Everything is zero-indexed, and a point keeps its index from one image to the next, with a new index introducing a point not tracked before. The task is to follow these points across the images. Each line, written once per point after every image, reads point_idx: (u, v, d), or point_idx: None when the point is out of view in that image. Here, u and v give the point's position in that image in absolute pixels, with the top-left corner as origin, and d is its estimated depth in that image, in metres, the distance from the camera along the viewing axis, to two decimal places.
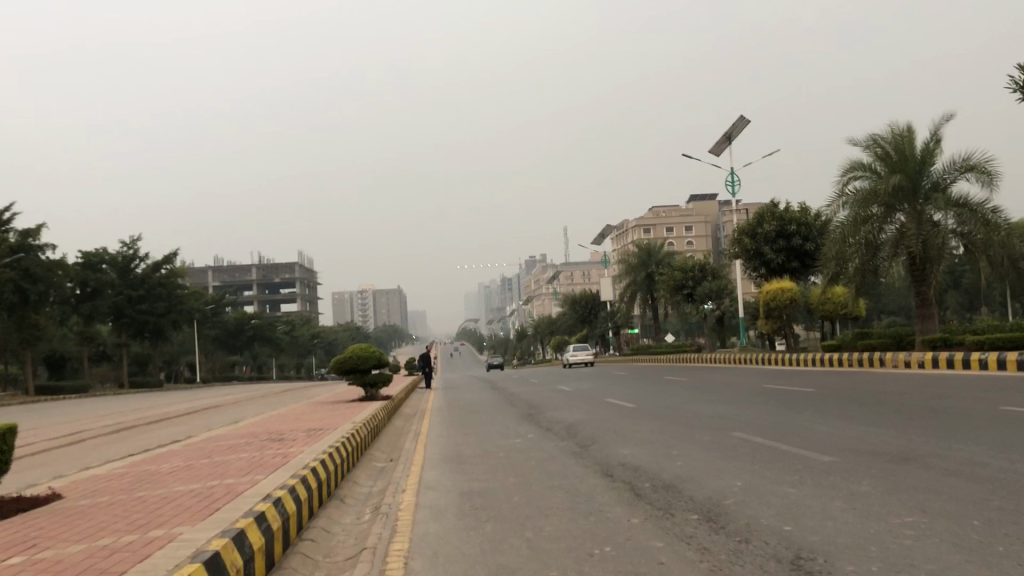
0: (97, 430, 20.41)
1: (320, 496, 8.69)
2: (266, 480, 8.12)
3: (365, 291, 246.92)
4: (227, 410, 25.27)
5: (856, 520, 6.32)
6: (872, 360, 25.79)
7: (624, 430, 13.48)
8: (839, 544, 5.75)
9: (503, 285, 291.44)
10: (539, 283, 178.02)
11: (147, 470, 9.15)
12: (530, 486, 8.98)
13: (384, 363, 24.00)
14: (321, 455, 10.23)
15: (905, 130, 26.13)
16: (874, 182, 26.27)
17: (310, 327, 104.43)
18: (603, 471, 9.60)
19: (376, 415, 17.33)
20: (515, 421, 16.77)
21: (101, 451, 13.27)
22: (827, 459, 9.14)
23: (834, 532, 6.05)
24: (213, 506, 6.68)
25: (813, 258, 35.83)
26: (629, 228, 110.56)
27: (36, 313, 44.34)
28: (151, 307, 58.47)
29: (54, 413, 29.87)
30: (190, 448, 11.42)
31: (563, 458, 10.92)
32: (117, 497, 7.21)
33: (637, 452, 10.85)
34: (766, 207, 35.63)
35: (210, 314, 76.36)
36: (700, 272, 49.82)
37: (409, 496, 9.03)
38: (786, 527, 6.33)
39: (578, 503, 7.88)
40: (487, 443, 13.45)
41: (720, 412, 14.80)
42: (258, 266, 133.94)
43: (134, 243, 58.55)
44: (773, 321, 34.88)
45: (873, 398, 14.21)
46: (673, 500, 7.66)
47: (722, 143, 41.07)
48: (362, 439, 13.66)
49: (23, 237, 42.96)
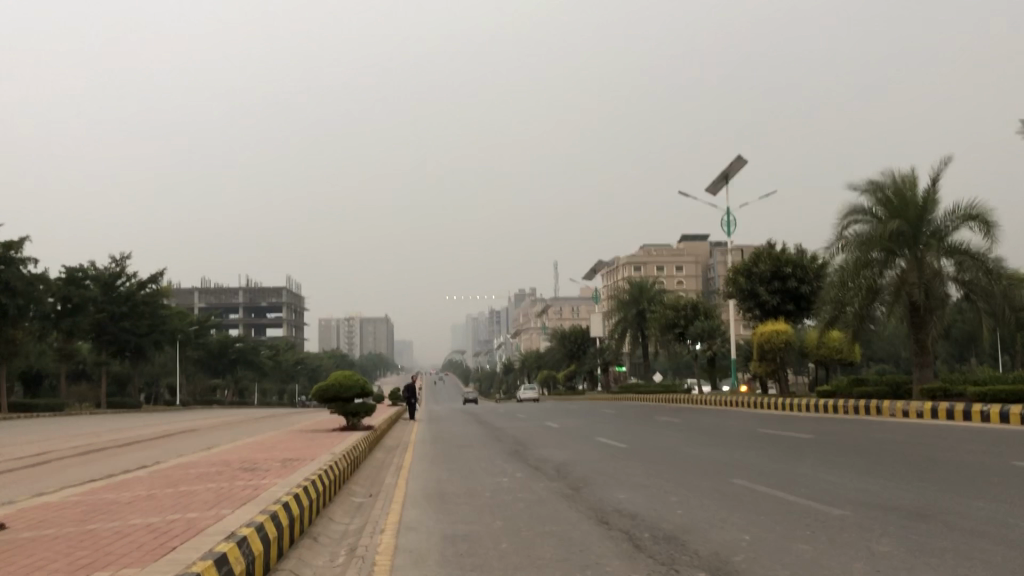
0: (64, 451, 19.49)
1: (291, 534, 8.02)
2: (233, 515, 7.42)
3: (353, 318, 245.57)
4: (202, 435, 24.41)
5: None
6: (868, 407, 25.17)
7: (616, 473, 12.85)
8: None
9: (491, 320, 291.28)
10: (528, 318, 177.36)
11: (103, 499, 8.40)
12: (520, 531, 8.36)
13: (368, 392, 23.24)
14: (296, 488, 9.53)
15: (906, 175, 25.80)
16: (874, 227, 25.85)
17: (294, 352, 103.21)
18: (598, 518, 8.95)
19: (357, 446, 16.61)
20: (503, 458, 16.11)
21: (63, 474, 12.53)
22: (840, 513, 8.53)
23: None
24: (168, 544, 5.98)
25: (808, 302, 35.34)
26: (619, 266, 110.36)
27: (14, 327, 43.31)
28: (134, 326, 57.41)
29: (25, 432, 28.86)
30: (157, 476, 10.71)
31: (553, 501, 10.29)
32: (66, 530, 6.51)
33: (634, 498, 10.20)
34: (763, 247, 35.26)
35: (194, 335, 75.22)
36: (692, 311, 49.34)
37: (388, 537, 8.37)
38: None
39: (574, 554, 7.23)
40: (473, 480, 12.79)
41: (715, 457, 14.18)
42: (246, 289, 133.09)
43: (121, 260, 57.56)
44: (767, 364, 34.26)
45: (876, 448, 13.66)
46: (677, 555, 7.00)
47: (717, 183, 40.78)
48: (341, 472, 12.95)
49: (6, 249, 41.98)
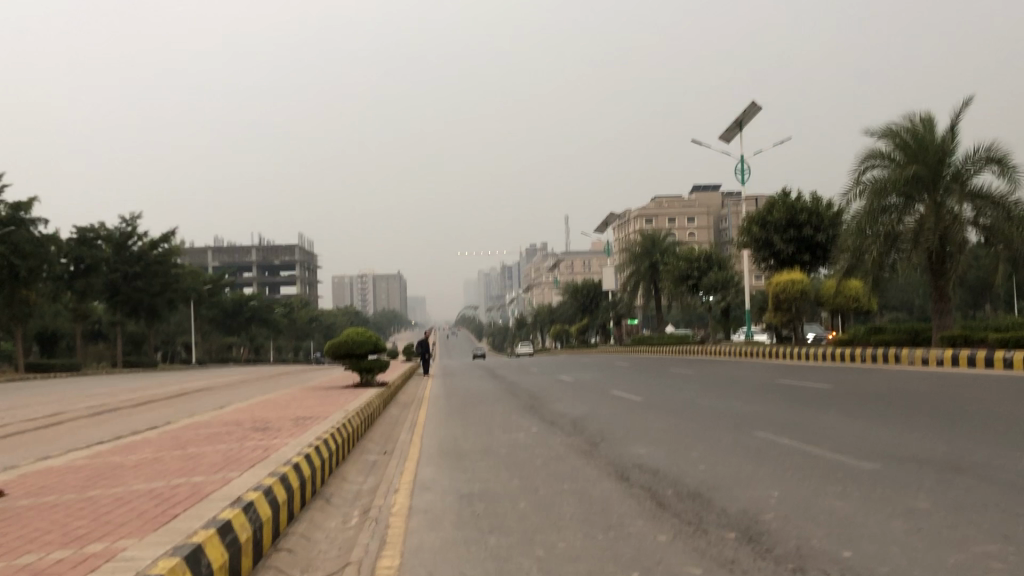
0: (77, 412, 19.35)
1: (302, 497, 7.74)
2: (240, 478, 7.13)
3: (365, 275, 245.45)
4: (216, 393, 24.31)
5: (939, 547, 5.39)
6: (887, 356, 24.73)
7: (635, 427, 12.54)
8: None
9: (504, 275, 290.80)
10: (540, 272, 176.80)
11: (107, 463, 8.14)
12: (537, 490, 8.07)
13: (381, 349, 23.00)
14: (308, 448, 9.23)
15: (925, 118, 25.03)
16: (893, 171, 25.16)
17: (308, 310, 103.33)
18: (618, 475, 8.64)
19: (370, 403, 16.35)
20: (517, 413, 15.86)
21: (73, 436, 12.34)
22: (869, 467, 8.19)
23: (909, 562, 5.12)
24: (169, 513, 5.68)
25: (824, 250, 34.75)
26: (631, 218, 109.55)
27: (26, 288, 43.19)
28: (147, 285, 57.39)
29: (40, 392, 28.85)
30: (165, 437, 10.46)
31: (571, 458, 9.97)
32: (66, 497, 6.24)
33: (654, 453, 9.89)
34: (778, 196, 34.60)
35: (207, 294, 75.24)
36: (706, 263, 48.81)
37: (403, 497, 8.10)
38: (851, 553, 5.36)
39: (595, 514, 6.92)
40: (488, 437, 12.52)
41: (734, 409, 13.85)
42: (258, 248, 133.09)
43: (132, 219, 57.27)
44: (783, 315, 33.80)
45: (901, 399, 13.34)
46: (703, 514, 6.68)
47: (731, 131, 40.00)
48: (354, 430, 12.68)
49: (15, 210, 41.69)
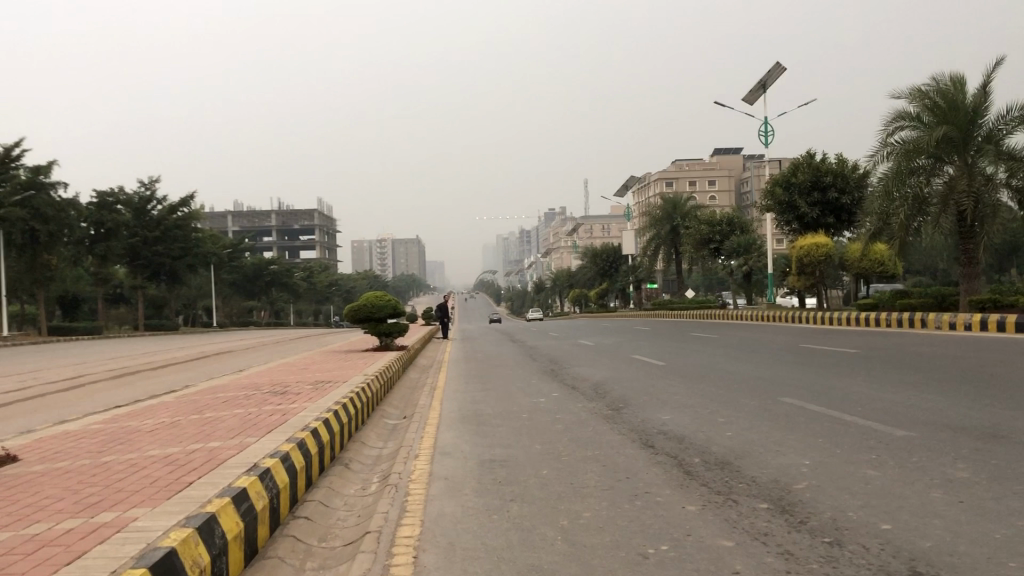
0: (97, 375, 19.35)
1: (320, 462, 7.58)
2: (256, 444, 6.97)
3: (385, 239, 245.45)
4: (235, 357, 24.32)
5: (985, 520, 5.15)
6: (914, 320, 24.33)
7: (658, 391, 12.34)
8: (966, 557, 4.56)
9: (523, 240, 290.04)
10: (559, 236, 176.08)
11: (123, 427, 8.02)
12: (559, 456, 7.88)
13: (401, 313, 22.86)
14: (327, 413, 9.08)
15: (957, 77, 24.36)
16: (922, 132, 24.52)
17: (328, 274, 103.50)
18: (643, 441, 8.44)
19: (390, 367, 16.21)
20: (537, 377, 15.69)
21: (93, 400, 12.29)
22: (902, 434, 7.93)
23: (957, 536, 4.88)
24: (184, 480, 5.52)
25: (849, 214, 34.15)
26: (652, 181, 108.64)
27: (47, 252, 43.30)
28: (167, 249, 57.56)
29: (62, 355, 28.98)
30: (183, 401, 10.36)
31: (593, 423, 9.79)
32: (78, 463, 6.10)
33: (678, 419, 9.67)
34: (802, 157, 33.96)
35: (228, 259, 75.42)
36: (728, 227, 47.82)
37: (423, 462, 7.94)
38: (890, 526, 5.13)
39: (620, 482, 6.71)
40: (509, 401, 12.35)
41: (758, 374, 13.60)
42: (278, 212, 133.21)
43: (151, 184, 57.22)
44: (807, 279, 33.35)
45: (931, 364, 13.04)
46: (732, 483, 6.46)
47: (755, 92, 39.25)
48: (373, 394, 12.54)
49: (35, 174, 41.67)
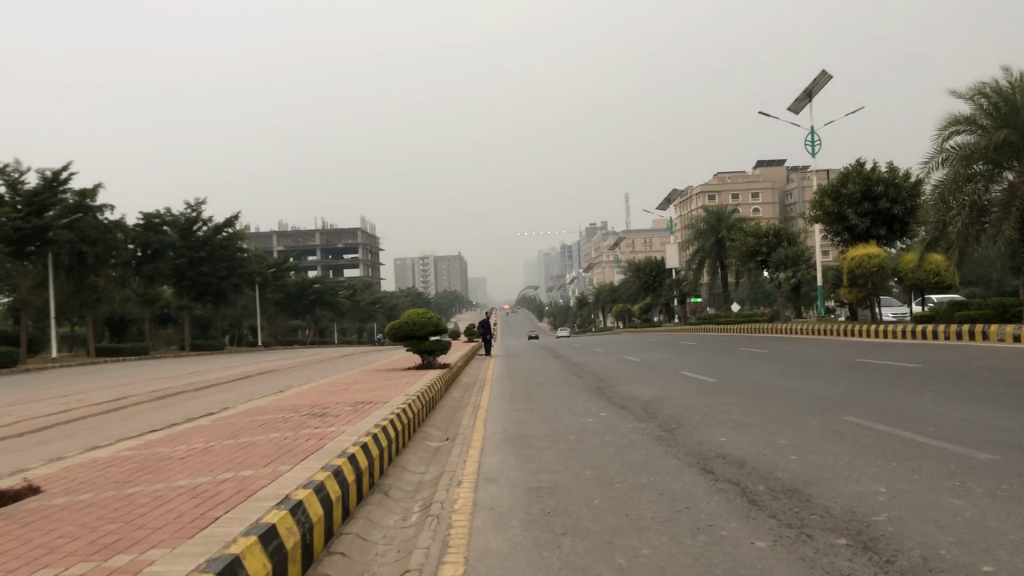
0: (140, 397, 19.25)
1: (357, 491, 7.16)
2: (290, 473, 6.58)
3: (426, 257, 246.76)
4: (277, 377, 24.16)
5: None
6: (974, 332, 23.33)
7: (711, 410, 11.76)
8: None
9: (565, 255, 289.35)
10: (600, 251, 175.40)
11: (154, 454, 7.72)
12: (612, 483, 7.37)
13: (442, 330, 22.52)
14: (365, 437, 8.64)
15: (1017, 78, 23.26)
16: (979, 137, 23.54)
17: (371, 292, 103.88)
18: (700, 466, 7.90)
19: (432, 386, 15.81)
20: (584, 396, 15.18)
21: (129, 423, 12.02)
22: (986, 458, 7.30)
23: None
24: (209, 515, 5.13)
25: (901, 224, 33.11)
26: (694, 195, 107.59)
27: (94, 273, 43.95)
28: (213, 270, 58.17)
29: (110, 376, 29.13)
30: (220, 424, 10.06)
31: (646, 445, 9.26)
32: (103, 496, 5.75)
33: (736, 441, 9.11)
34: (852, 167, 33.02)
35: (272, 278, 75.94)
36: (775, 238, 47.08)
37: (465, 491, 7.48)
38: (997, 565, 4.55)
39: (680, 513, 6.19)
40: (555, 421, 11.89)
41: (817, 391, 12.94)
42: (321, 232, 134.48)
43: (196, 205, 57.81)
44: (859, 291, 32.38)
45: (1000, 379, 12.34)
46: (804, 514, 5.90)
47: (801, 100, 38.44)
48: (415, 415, 12.14)
49: (81, 197, 42.30)
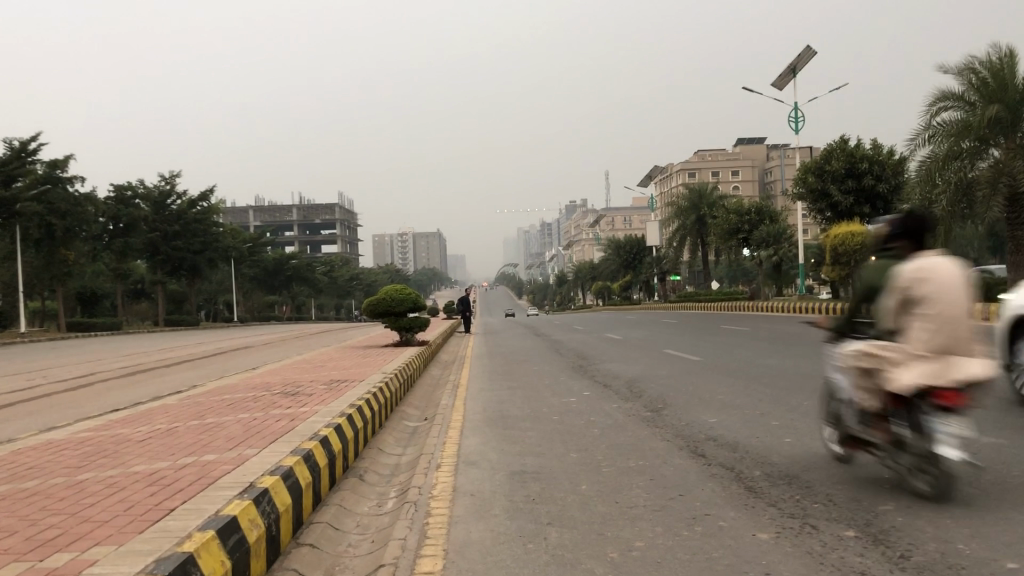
0: (109, 373, 18.67)
1: (329, 476, 6.71)
2: (256, 458, 6.12)
3: (405, 234, 245.74)
4: (251, 353, 23.58)
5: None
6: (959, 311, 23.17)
7: (698, 390, 11.40)
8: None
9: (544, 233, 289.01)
10: (580, 228, 175.31)
11: (113, 436, 7.23)
12: (599, 468, 6.98)
13: (421, 307, 22.05)
14: (339, 417, 8.19)
15: (1007, 54, 22.99)
16: (968, 113, 23.30)
17: (350, 268, 102.96)
18: (692, 449, 7.53)
19: (409, 363, 15.37)
20: (566, 374, 14.81)
21: (93, 401, 11.50)
22: (992, 443, 6.97)
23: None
24: (163, 507, 4.67)
25: (884, 202, 32.89)
26: (674, 172, 107.47)
27: (65, 247, 43.04)
28: (188, 244, 57.28)
29: (81, 352, 28.42)
30: (186, 404, 9.57)
31: (633, 427, 8.88)
32: (50, 484, 5.28)
33: (727, 422, 8.74)
34: (836, 143, 32.72)
35: (249, 253, 74.96)
36: (757, 216, 46.92)
37: (444, 476, 7.05)
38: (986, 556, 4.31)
39: (673, 502, 5.81)
40: (537, 401, 11.50)
41: (807, 371, 12.59)
42: (299, 207, 133.29)
43: (172, 178, 56.75)
44: (842, 269, 32.21)
45: None
46: (806, 503, 5.54)
47: (785, 76, 38.08)
48: (392, 394, 11.71)
49: (51, 168, 41.37)
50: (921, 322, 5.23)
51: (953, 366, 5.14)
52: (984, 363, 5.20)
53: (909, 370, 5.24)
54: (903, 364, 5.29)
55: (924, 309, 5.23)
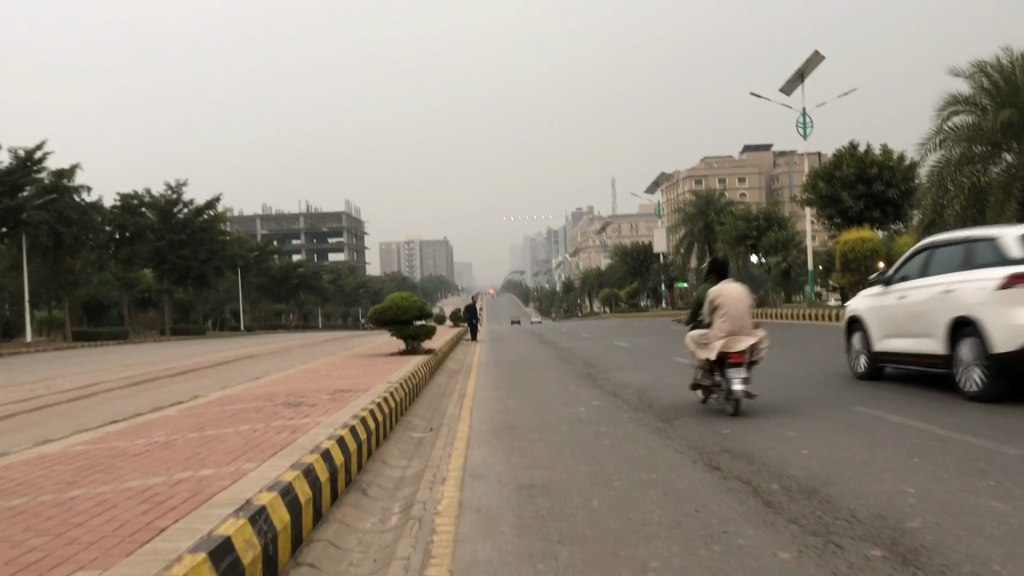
0: (113, 383, 18.48)
1: (331, 490, 6.48)
2: (255, 473, 5.89)
3: (411, 242, 246.01)
4: (256, 362, 23.39)
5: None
6: None
7: (710, 400, 11.12)
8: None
9: (550, 240, 288.67)
10: (586, 235, 175.03)
11: (109, 449, 7.02)
12: (610, 481, 6.74)
13: (428, 315, 21.82)
14: (343, 429, 7.95)
15: (1019, 57, 22.69)
16: (980, 117, 23.01)
17: (356, 277, 102.82)
18: (706, 461, 7.28)
19: (416, 372, 15.16)
20: (575, 383, 14.56)
21: (93, 412, 11.30)
22: (1017, 453, 6.71)
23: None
24: (155, 526, 4.46)
25: (895, 207, 32.58)
26: (681, 180, 107.17)
27: (71, 256, 42.94)
28: (194, 253, 57.21)
29: (86, 361, 28.29)
30: (187, 415, 9.36)
31: (645, 438, 8.63)
32: (39, 502, 5.06)
33: (743, 434, 8.47)
34: (845, 149, 32.44)
35: (255, 261, 74.86)
36: (765, 222, 46.63)
37: (450, 489, 6.82)
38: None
39: (688, 518, 5.57)
40: (546, 411, 11.25)
41: (821, 379, 12.29)
42: (306, 215, 133.33)
43: (178, 187, 56.67)
44: (852, 276, 31.88)
45: None
46: (828, 519, 5.30)
47: (792, 81, 37.82)
48: (398, 403, 11.48)
49: (57, 177, 41.35)
50: (719, 318, 9.53)
51: (738, 340, 9.40)
52: (756, 337, 9.46)
53: (717, 345, 9.47)
54: (713, 342, 9.56)
55: (721, 312, 9.52)
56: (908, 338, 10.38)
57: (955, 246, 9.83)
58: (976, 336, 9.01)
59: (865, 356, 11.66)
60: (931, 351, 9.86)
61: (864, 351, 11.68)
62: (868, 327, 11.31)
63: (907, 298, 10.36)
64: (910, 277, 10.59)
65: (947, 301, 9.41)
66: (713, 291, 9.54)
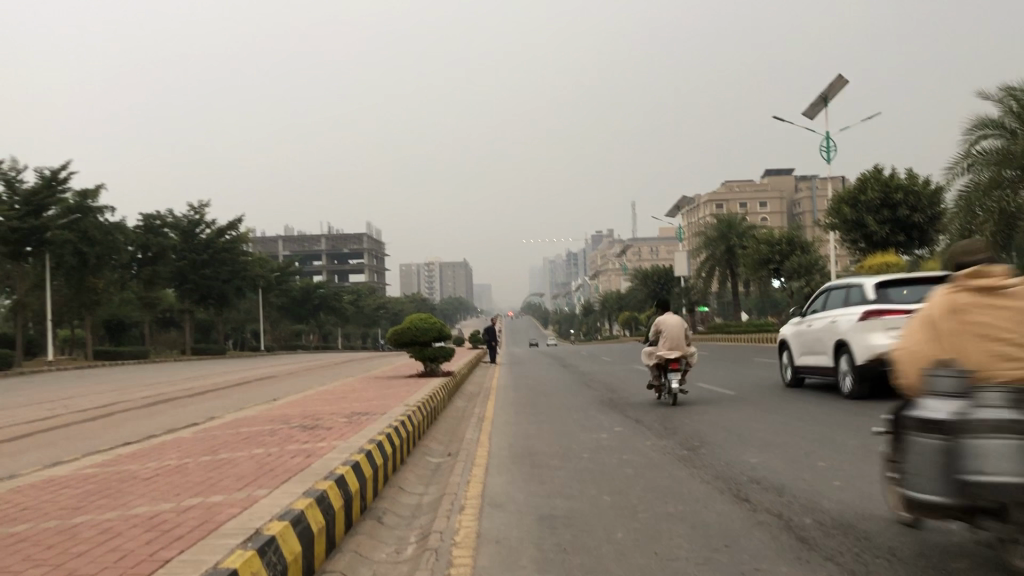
0: (131, 403, 18.39)
1: (345, 518, 6.26)
2: (266, 500, 5.69)
3: (432, 264, 246.77)
4: (275, 383, 23.27)
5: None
6: None
7: (736, 427, 10.84)
8: (926, 492, 4.50)
9: (571, 262, 288.43)
10: (606, 258, 174.77)
11: (120, 473, 6.85)
12: (635, 513, 6.46)
13: (447, 337, 21.66)
14: (358, 454, 7.74)
15: None
16: (1009, 141, 22.66)
17: (376, 297, 103.01)
18: (734, 493, 7.00)
19: (434, 395, 14.97)
20: (596, 408, 14.29)
21: (108, 433, 11.17)
22: None
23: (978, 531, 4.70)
24: (158, 558, 4.24)
25: (921, 232, 32.11)
26: (702, 203, 106.82)
27: (94, 275, 43.21)
28: (216, 273, 57.57)
29: (107, 380, 28.30)
30: (201, 438, 9.19)
31: (669, 467, 8.35)
32: (41, 529, 4.88)
33: (771, 464, 8.17)
34: (870, 173, 32.09)
35: (276, 282, 75.12)
36: (788, 246, 46.22)
37: (467, 519, 6.57)
38: (910, 483, 4.63)
39: (717, 553, 5.30)
40: (566, 437, 10.99)
41: (848, 406, 11.98)
42: (327, 237, 134.04)
43: (201, 207, 57.10)
44: None
45: None
46: (867, 557, 5.01)
47: (816, 105, 37.55)
48: (415, 428, 11.28)
49: (82, 197, 41.58)
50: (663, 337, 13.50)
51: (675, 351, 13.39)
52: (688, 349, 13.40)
53: (662, 355, 13.46)
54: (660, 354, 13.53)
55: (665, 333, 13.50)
56: (815, 354, 13.81)
57: (843, 288, 13.25)
58: (789, 349, 15.00)
59: (790, 368, 15.02)
60: (825, 364, 13.37)
61: (790, 364, 15.04)
62: (792, 346, 14.74)
63: (813, 325, 13.82)
64: (819, 309, 14.02)
65: (833, 328, 12.87)
66: (655, 321, 13.36)
